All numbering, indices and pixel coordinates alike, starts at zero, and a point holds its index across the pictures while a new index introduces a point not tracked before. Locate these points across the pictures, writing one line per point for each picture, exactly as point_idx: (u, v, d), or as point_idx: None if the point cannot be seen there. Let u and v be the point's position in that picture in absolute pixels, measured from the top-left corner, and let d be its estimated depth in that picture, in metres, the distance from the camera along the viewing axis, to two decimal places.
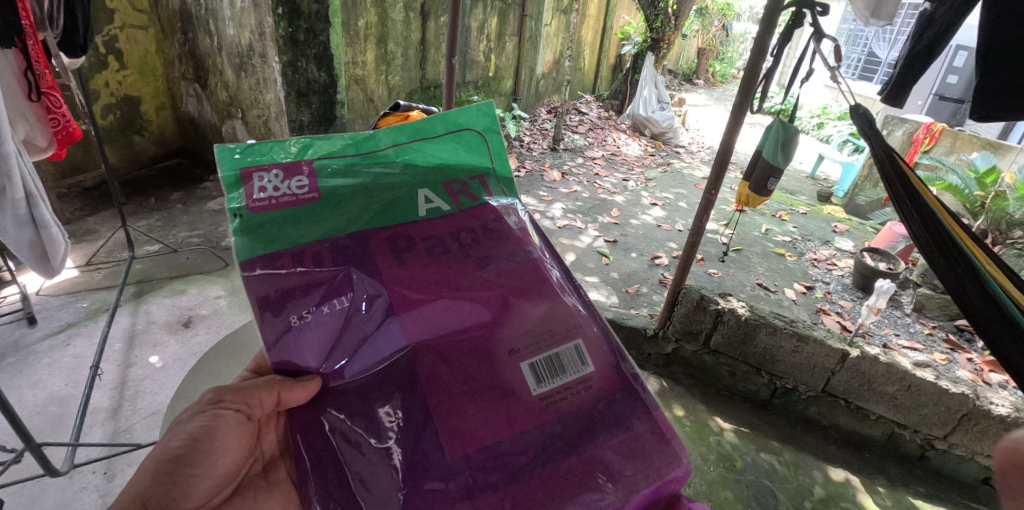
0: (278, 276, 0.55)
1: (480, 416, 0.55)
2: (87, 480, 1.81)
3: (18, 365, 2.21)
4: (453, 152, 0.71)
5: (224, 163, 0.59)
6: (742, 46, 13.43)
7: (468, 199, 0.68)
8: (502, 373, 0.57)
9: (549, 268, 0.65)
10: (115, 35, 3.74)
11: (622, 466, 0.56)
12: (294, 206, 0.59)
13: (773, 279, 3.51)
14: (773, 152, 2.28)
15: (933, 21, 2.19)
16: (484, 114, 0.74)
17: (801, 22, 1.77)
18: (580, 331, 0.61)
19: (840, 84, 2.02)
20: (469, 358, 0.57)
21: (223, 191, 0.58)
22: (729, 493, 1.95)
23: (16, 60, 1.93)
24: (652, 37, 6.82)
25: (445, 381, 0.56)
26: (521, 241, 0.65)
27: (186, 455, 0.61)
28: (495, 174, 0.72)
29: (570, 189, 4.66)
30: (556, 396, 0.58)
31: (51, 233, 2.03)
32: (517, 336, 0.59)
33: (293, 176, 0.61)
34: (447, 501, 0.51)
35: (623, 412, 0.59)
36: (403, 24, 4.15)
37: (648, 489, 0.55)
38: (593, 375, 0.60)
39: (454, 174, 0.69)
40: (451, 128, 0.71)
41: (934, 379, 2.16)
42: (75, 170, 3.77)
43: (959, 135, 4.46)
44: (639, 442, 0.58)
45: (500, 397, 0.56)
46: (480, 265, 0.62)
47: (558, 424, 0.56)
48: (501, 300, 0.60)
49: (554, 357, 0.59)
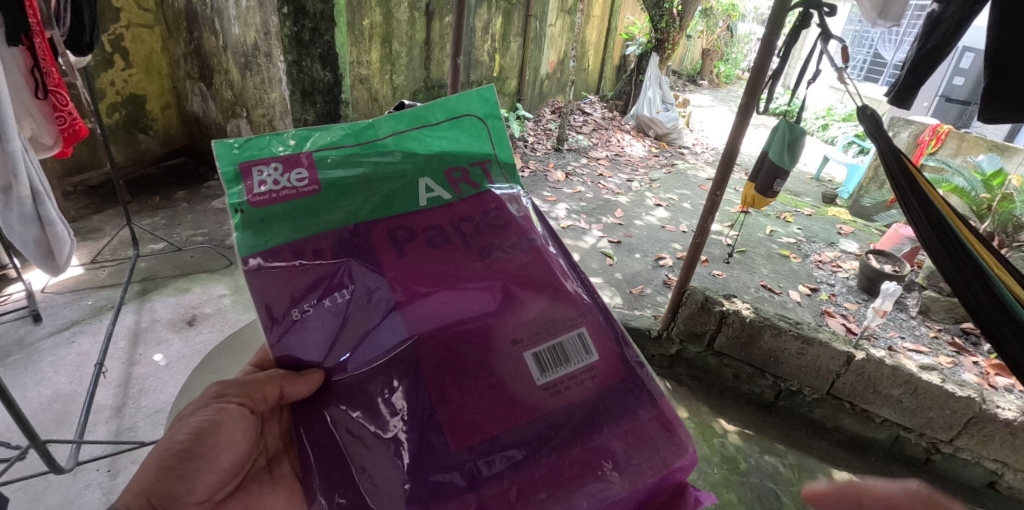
0: (280, 270, 0.55)
1: (484, 406, 0.54)
2: (91, 478, 1.81)
3: (24, 362, 2.22)
4: (454, 140, 0.70)
5: (221, 157, 0.59)
6: (747, 47, 13.39)
7: (469, 188, 0.67)
8: (505, 364, 0.57)
9: (551, 258, 0.64)
10: (121, 34, 3.73)
11: (628, 455, 0.55)
12: (294, 200, 0.59)
13: (777, 280, 3.50)
14: (779, 153, 2.26)
15: (941, 22, 2.18)
16: (484, 100, 0.74)
17: (808, 22, 1.75)
18: (583, 320, 0.61)
19: (847, 84, 2.00)
20: (472, 349, 0.57)
21: (223, 186, 0.58)
22: (733, 496, 1.94)
23: (23, 57, 1.94)
24: (657, 38, 6.81)
25: (448, 371, 0.55)
26: (522, 231, 0.65)
27: (190, 451, 0.61)
28: (496, 161, 0.72)
29: (574, 189, 4.66)
30: (560, 386, 0.57)
31: (56, 231, 2.03)
32: (520, 326, 0.58)
33: (292, 168, 0.61)
34: (452, 492, 0.50)
35: (628, 401, 0.59)
36: (408, 24, 4.16)
37: (655, 478, 0.55)
38: (596, 364, 0.59)
39: (455, 162, 0.69)
40: (452, 114, 0.71)
41: (940, 383, 2.14)
42: (81, 168, 3.78)
43: (965, 137, 4.43)
44: (645, 432, 0.57)
45: (504, 387, 0.56)
46: (481, 255, 0.62)
47: (562, 415, 0.56)
48: (503, 290, 0.60)
49: (557, 346, 0.59)
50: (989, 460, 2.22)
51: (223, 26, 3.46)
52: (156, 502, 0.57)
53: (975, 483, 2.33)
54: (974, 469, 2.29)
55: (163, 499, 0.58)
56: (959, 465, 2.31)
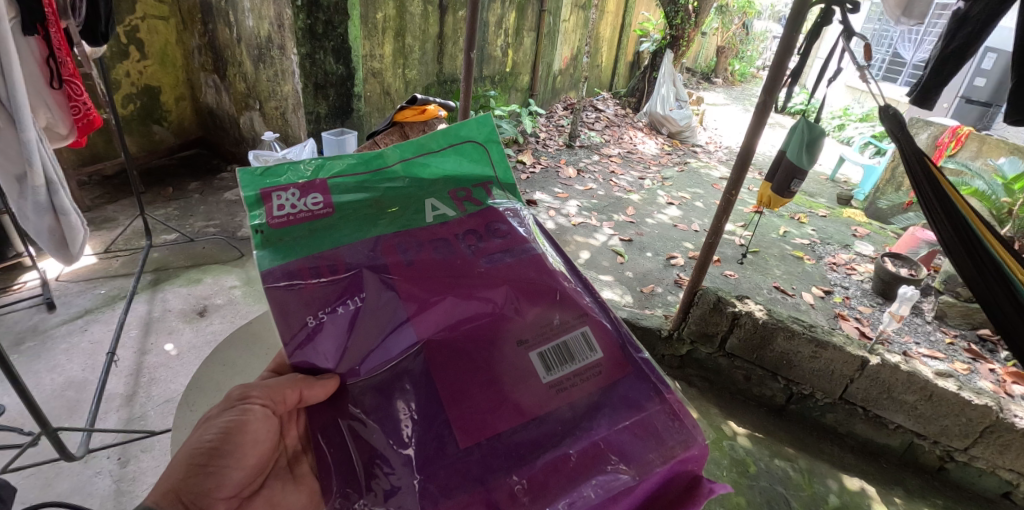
0: (294, 287, 0.54)
1: (489, 408, 0.53)
2: (102, 465, 1.83)
3: (38, 350, 2.25)
4: (456, 163, 0.70)
5: (244, 183, 0.60)
6: (762, 45, 13.21)
7: (473, 205, 0.67)
8: (510, 365, 0.55)
9: (553, 264, 0.63)
10: (136, 25, 3.75)
11: (636, 447, 0.53)
12: (312, 221, 0.59)
13: (791, 282, 3.46)
14: (797, 153, 2.21)
15: (967, 20, 2.11)
16: (484, 124, 0.73)
17: (830, 19, 1.70)
18: (584, 321, 0.59)
19: (870, 83, 1.93)
20: (476, 350, 0.55)
21: (245, 209, 0.58)
22: (741, 499, 1.92)
23: (38, 47, 1.93)
24: (671, 34, 6.68)
25: (455, 371, 0.54)
26: (525, 240, 0.64)
27: (218, 449, 0.61)
28: (497, 181, 0.71)
29: (585, 186, 4.62)
30: (567, 383, 0.56)
31: (71, 220, 2.04)
32: (526, 326, 0.57)
33: (308, 193, 0.61)
34: (461, 485, 0.49)
35: (633, 394, 0.57)
36: (421, 18, 4.14)
37: (664, 468, 0.52)
38: (601, 361, 0.58)
39: (458, 182, 0.69)
40: (453, 140, 0.70)
41: (956, 390, 2.10)
42: (96, 157, 3.82)
43: (986, 139, 4.30)
44: (653, 424, 0.55)
45: (508, 387, 0.54)
46: (485, 263, 0.61)
47: (569, 411, 0.54)
48: (505, 296, 0.58)
49: (561, 346, 0.57)
50: (1004, 470, 2.18)
51: (237, 18, 3.47)
52: (185, 499, 0.57)
53: (990, 493, 2.28)
54: (989, 479, 2.24)
55: (192, 495, 0.58)
56: (973, 474, 2.26)
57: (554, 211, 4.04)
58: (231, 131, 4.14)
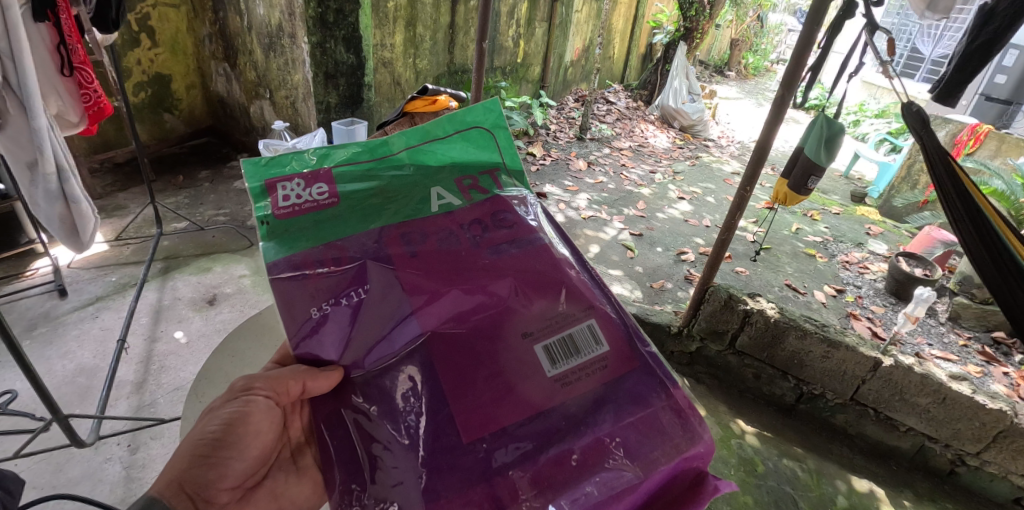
0: (299, 279, 0.52)
1: (494, 401, 0.51)
2: (112, 452, 1.84)
3: (49, 335, 2.27)
4: (463, 150, 0.68)
5: (247, 174, 0.58)
6: (776, 38, 13.02)
7: (479, 194, 0.65)
8: (516, 358, 0.54)
9: (559, 254, 0.61)
10: (147, 13, 3.74)
11: (641, 445, 0.52)
12: (316, 212, 0.58)
13: (803, 280, 3.42)
14: (815, 149, 2.17)
15: (994, 15, 2.03)
16: (491, 110, 0.70)
17: (851, 12, 1.64)
18: (592, 313, 0.57)
19: (893, 79, 1.88)
20: (481, 343, 0.54)
21: (250, 200, 0.57)
22: (748, 498, 1.90)
23: (48, 33, 1.92)
24: (686, 26, 6.59)
25: (459, 365, 0.53)
26: (532, 230, 0.62)
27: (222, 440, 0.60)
28: (505, 168, 0.69)
29: (596, 180, 4.58)
30: (571, 377, 0.54)
31: (81, 208, 2.04)
32: (532, 318, 0.55)
33: (313, 183, 0.60)
34: (464, 481, 0.48)
35: (639, 389, 0.55)
36: (432, 7, 4.10)
37: (668, 466, 0.51)
38: (607, 356, 0.56)
39: (464, 171, 0.66)
40: (459, 126, 0.68)
41: (971, 393, 2.07)
42: (107, 145, 3.83)
43: (1006, 139, 4.22)
44: (659, 420, 0.53)
45: (514, 379, 0.53)
46: (490, 254, 0.59)
47: (574, 406, 0.53)
48: (511, 288, 0.56)
49: (567, 339, 0.55)
50: (1017, 475, 2.15)
51: (248, 6, 3.43)
52: (188, 489, 0.57)
53: (1000, 498, 2.26)
54: (1000, 484, 2.22)
55: (195, 485, 0.57)
56: (984, 478, 2.23)
57: (564, 204, 4.01)
58: (241, 120, 4.14)
